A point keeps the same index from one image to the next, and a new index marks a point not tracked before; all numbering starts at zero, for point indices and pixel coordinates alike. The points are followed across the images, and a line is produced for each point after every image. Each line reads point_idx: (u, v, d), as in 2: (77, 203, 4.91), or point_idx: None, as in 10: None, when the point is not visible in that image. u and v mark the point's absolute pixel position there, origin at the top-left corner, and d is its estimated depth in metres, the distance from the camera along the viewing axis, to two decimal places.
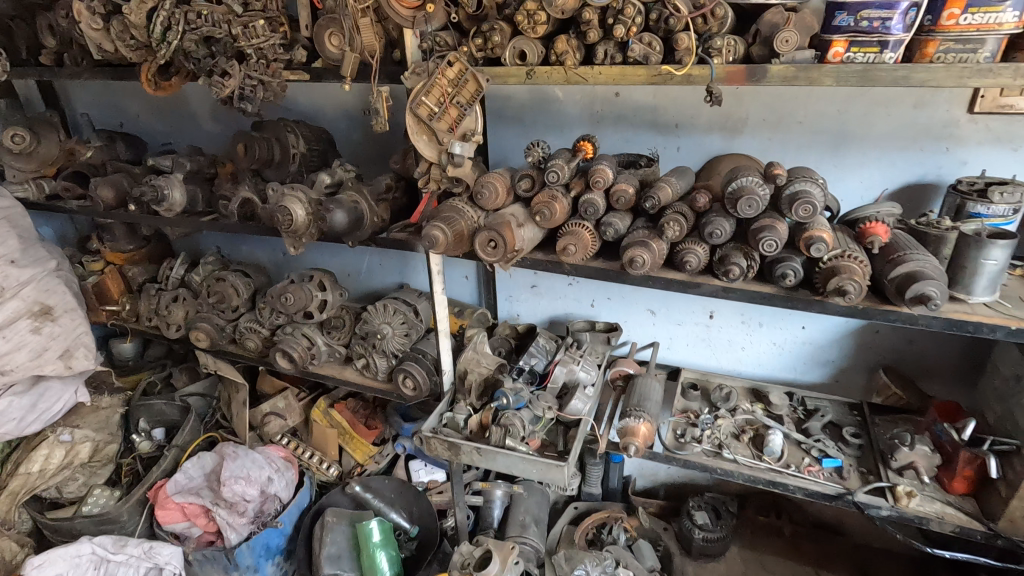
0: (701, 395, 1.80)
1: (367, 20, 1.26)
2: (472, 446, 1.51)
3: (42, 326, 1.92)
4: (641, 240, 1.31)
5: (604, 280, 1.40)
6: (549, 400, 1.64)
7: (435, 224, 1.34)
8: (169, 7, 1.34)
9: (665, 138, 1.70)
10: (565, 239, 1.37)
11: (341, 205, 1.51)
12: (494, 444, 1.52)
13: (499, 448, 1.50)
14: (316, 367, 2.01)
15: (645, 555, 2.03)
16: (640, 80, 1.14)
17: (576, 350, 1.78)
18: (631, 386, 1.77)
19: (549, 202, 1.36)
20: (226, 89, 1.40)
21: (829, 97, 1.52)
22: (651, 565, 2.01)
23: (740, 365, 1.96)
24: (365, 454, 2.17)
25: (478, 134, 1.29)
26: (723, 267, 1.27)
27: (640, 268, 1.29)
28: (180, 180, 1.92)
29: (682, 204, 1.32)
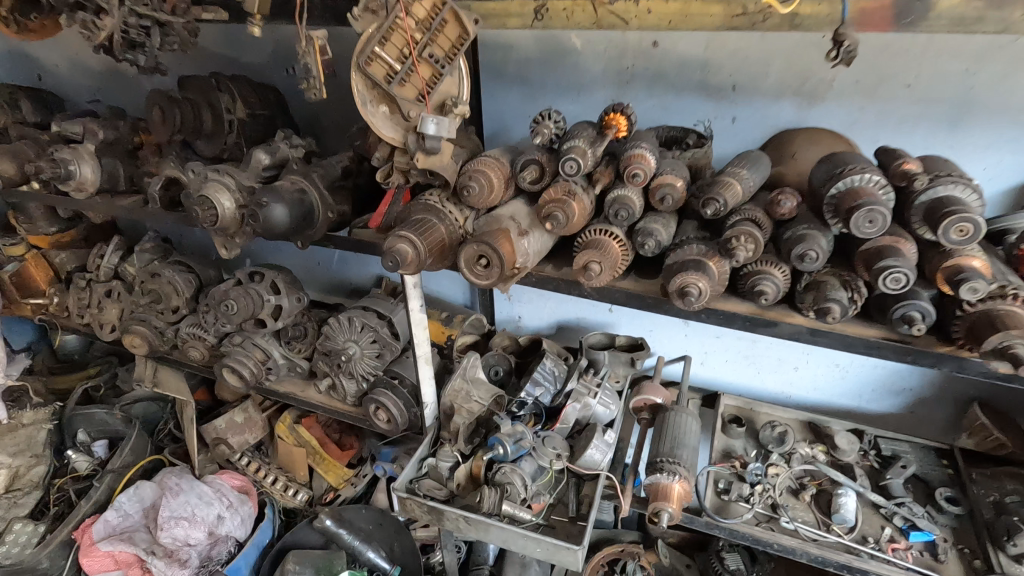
0: (746, 432, 1.45)
1: None
2: (457, 513, 1.17)
3: None
4: (694, 259, 0.92)
5: (637, 308, 1.02)
6: (558, 446, 1.29)
7: (402, 233, 0.95)
8: None
9: (717, 105, 1.28)
10: (586, 254, 0.97)
11: (280, 197, 1.12)
12: (485, 511, 1.18)
13: (493, 518, 1.17)
14: (275, 382, 1.67)
15: None
16: (713, 22, 0.73)
17: (591, 377, 1.42)
18: (659, 421, 1.40)
19: (564, 201, 0.96)
20: (103, 33, 0.98)
21: (955, 50, 1.08)
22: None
23: (790, 388, 1.60)
24: (339, 478, 1.84)
25: (462, 103, 0.90)
26: (814, 302, 0.88)
27: (694, 301, 0.91)
28: (92, 152, 1.52)
29: (755, 207, 0.92)
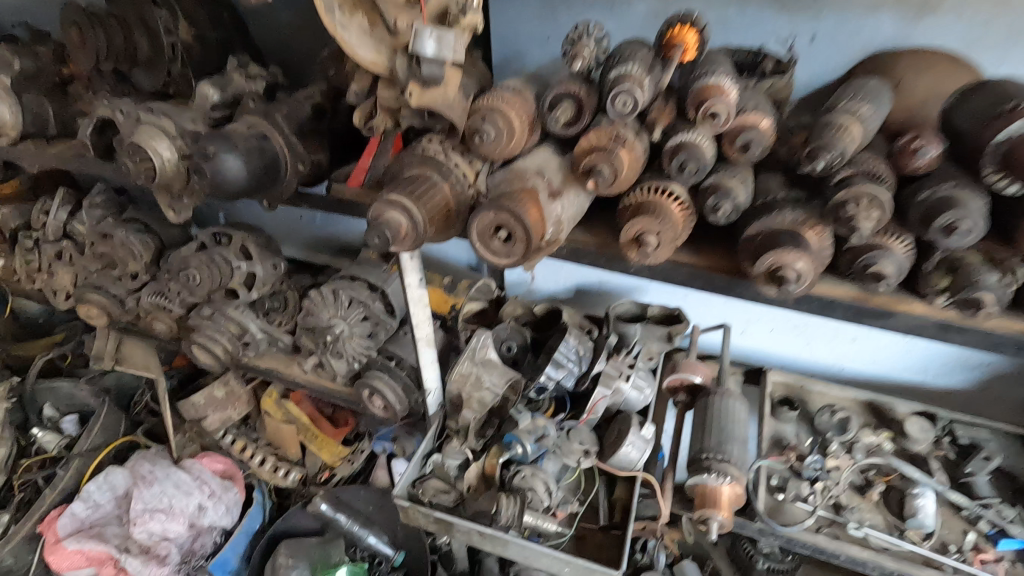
0: (799, 417, 1.26)
1: None
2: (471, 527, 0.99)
3: None
4: (787, 230, 0.69)
5: (700, 289, 0.80)
6: (586, 440, 1.10)
7: (393, 196, 0.70)
8: None
9: (795, 18, 0.99)
10: (638, 221, 0.73)
11: (232, 146, 0.86)
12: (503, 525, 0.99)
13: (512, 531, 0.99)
14: (255, 358, 1.46)
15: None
16: None
17: (621, 356, 1.21)
18: (701, 407, 1.20)
19: (611, 150, 0.72)
20: None
21: None
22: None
23: (845, 361, 1.39)
24: (334, 456, 1.68)
25: (470, 9, 0.63)
26: (949, 289, 0.66)
27: (791, 287, 0.68)
28: (7, 87, 1.22)
29: (873, 157, 0.68)
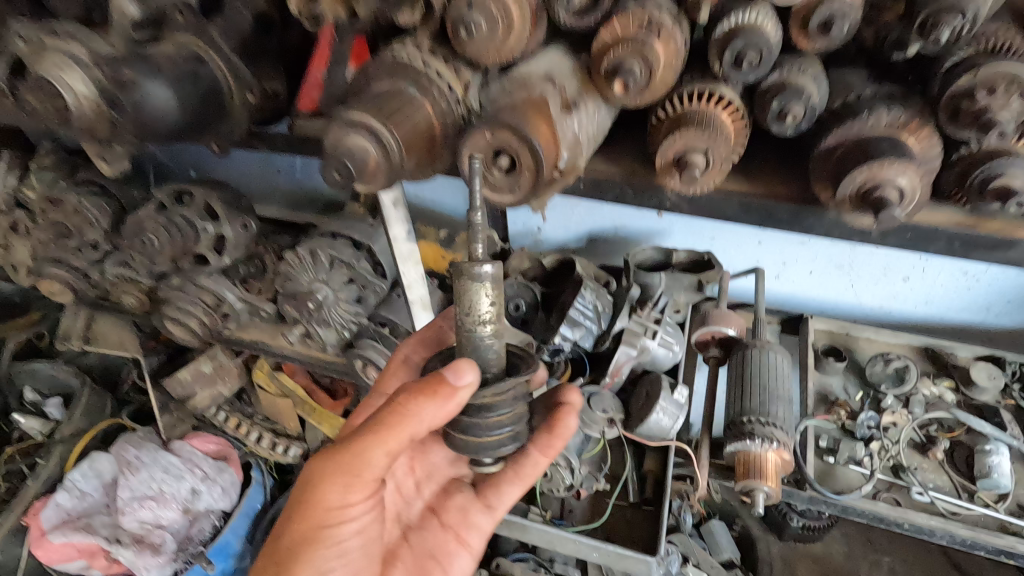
0: (850, 367, 1.11)
1: None
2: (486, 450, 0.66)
3: None
4: (884, 138, 0.51)
5: (754, 225, 0.63)
6: (610, 406, 0.96)
7: (359, 116, 0.53)
8: None
9: None
10: (681, 137, 0.56)
11: (158, 73, 0.67)
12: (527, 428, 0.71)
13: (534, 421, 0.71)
14: (238, 332, 1.32)
15: (720, 543, 1.42)
16: None
17: (647, 309, 1.05)
18: (739, 367, 1.03)
19: (641, 42, 0.53)
20: None
21: None
22: (727, 560, 1.40)
23: (892, 303, 1.24)
24: (335, 429, 1.55)
25: None
26: None
27: (892, 213, 0.50)
28: None
29: (1005, 26, 0.50)
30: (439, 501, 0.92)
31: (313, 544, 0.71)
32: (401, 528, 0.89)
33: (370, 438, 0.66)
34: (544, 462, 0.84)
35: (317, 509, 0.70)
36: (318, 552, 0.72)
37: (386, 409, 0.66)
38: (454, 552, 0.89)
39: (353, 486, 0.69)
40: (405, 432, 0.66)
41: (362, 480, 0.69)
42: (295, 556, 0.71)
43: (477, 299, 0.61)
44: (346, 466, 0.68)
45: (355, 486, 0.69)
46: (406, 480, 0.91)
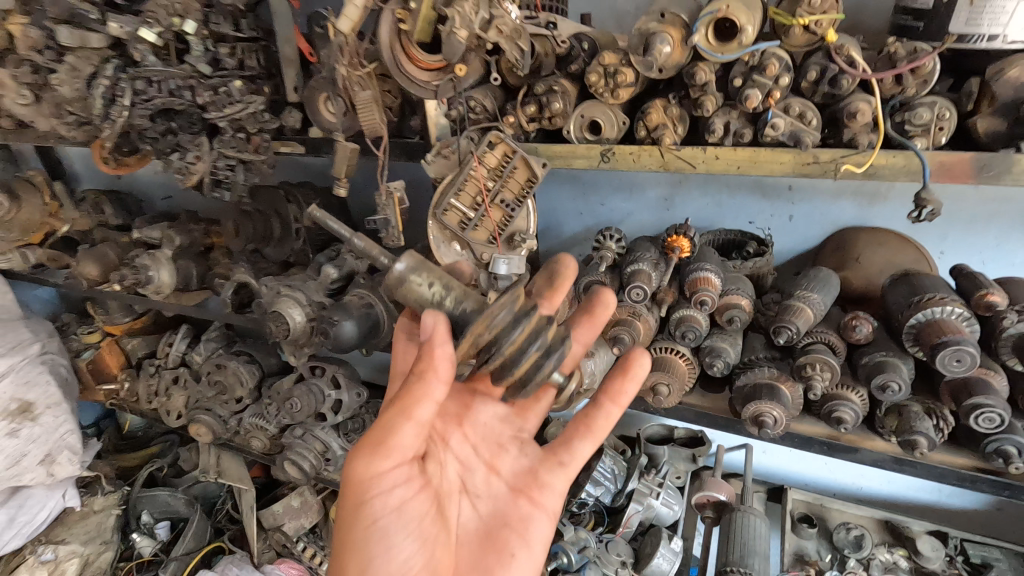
0: (820, 533, 1.39)
1: (370, 93, 0.85)
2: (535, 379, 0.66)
3: (19, 428, 1.67)
4: (766, 383, 0.91)
5: (706, 425, 1.01)
6: (622, 551, 1.26)
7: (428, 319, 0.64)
8: (111, 73, 0.98)
9: (773, 205, 1.27)
10: (653, 375, 0.97)
11: (350, 313, 1.15)
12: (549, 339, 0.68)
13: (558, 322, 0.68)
14: (333, 473, 1.68)
15: None
16: (781, 168, 0.75)
17: (653, 475, 1.38)
18: (726, 526, 1.33)
19: (629, 323, 0.97)
20: (192, 177, 1.04)
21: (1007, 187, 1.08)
22: None
23: (861, 480, 1.52)
24: None
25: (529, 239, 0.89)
26: (898, 432, 0.85)
27: (769, 430, 0.89)
28: (168, 257, 1.61)
29: (828, 329, 0.91)
30: (504, 472, 0.87)
31: (355, 520, 0.70)
32: (471, 500, 0.84)
33: (389, 406, 0.65)
34: (617, 413, 0.84)
35: (349, 489, 0.69)
36: (364, 535, 0.70)
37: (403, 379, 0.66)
38: (530, 518, 0.82)
39: (378, 456, 0.66)
40: (418, 402, 0.64)
41: (387, 449, 0.66)
42: (344, 542, 0.71)
43: (416, 284, 0.69)
44: (375, 439, 0.65)
45: (383, 455, 0.66)
46: (463, 448, 0.87)
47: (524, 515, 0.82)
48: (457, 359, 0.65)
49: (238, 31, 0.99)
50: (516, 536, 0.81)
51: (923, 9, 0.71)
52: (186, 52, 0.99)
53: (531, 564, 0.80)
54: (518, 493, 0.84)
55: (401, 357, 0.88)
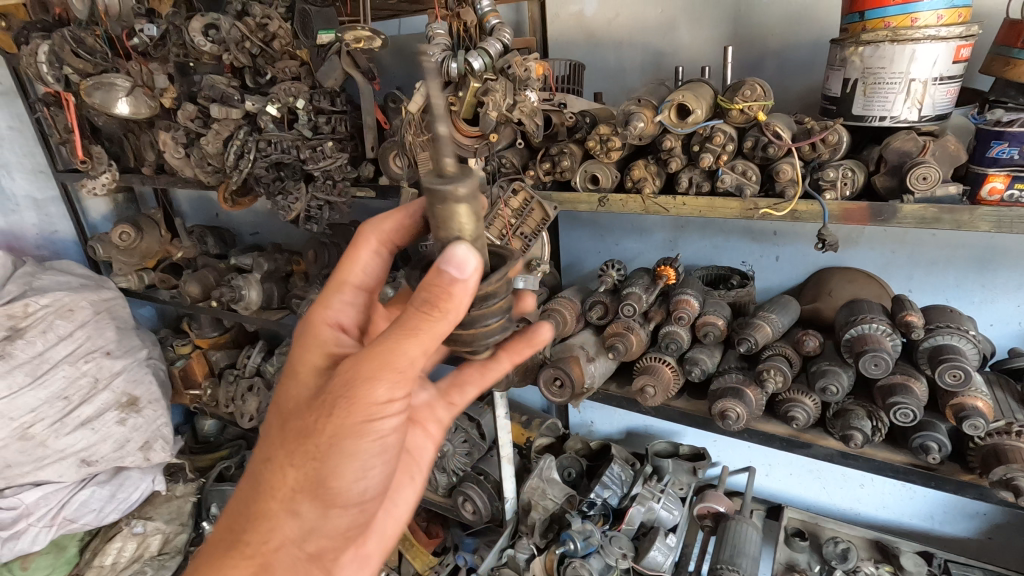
0: (811, 547, 1.52)
1: (427, 153, 1.14)
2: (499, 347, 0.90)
3: (127, 417, 2.04)
4: (734, 386, 1.11)
5: (688, 425, 1.21)
6: (624, 546, 1.43)
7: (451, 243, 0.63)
8: (242, 136, 1.34)
9: (762, 247, 1.49)
10: (642, 378, 1.18)
11: None
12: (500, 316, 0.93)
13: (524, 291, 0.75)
14: None
15: None
16: (732, 213, 0.99)
17: (655, 483, 1.55)
18: (720, 531, 1.49)
19: (623, 335, 1.20)
20: (292, 213, 1.37)
21: (957, 234, 1.26)
22: None
23: (858, 505, 1.63)
24: (425, 564, 1.97)
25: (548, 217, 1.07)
26: (840, 428, 1.03)
27: (734, 424, 1.09)
28: (258, 279, 1.96)
29: (785, 344, 1.12)
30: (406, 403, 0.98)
31: (355, 439, 0.67)
32: None
33: (410, 333, 0.65)
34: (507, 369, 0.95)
35: (360, 406, 0.66)
36: (346, 463, 0.68)
37: (426, 306, 0.64)
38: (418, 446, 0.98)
39: (388, 387, 0.67)
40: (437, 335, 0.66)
41: (398, 378, 0.67)
42: (333, 457, 0.67)
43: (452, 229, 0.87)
44: (388, 366, 0.66)
45: (402, 382, 0.67)
46: None
47: (420, 445, 0.98)
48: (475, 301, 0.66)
49: (333, 105, 1.31)
50: (411, 459, 0.96)
51: (835, 95, 0.95)
52: (294, 121, 1.34)
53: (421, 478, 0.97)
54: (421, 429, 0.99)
55: (360, 269, 0.90)
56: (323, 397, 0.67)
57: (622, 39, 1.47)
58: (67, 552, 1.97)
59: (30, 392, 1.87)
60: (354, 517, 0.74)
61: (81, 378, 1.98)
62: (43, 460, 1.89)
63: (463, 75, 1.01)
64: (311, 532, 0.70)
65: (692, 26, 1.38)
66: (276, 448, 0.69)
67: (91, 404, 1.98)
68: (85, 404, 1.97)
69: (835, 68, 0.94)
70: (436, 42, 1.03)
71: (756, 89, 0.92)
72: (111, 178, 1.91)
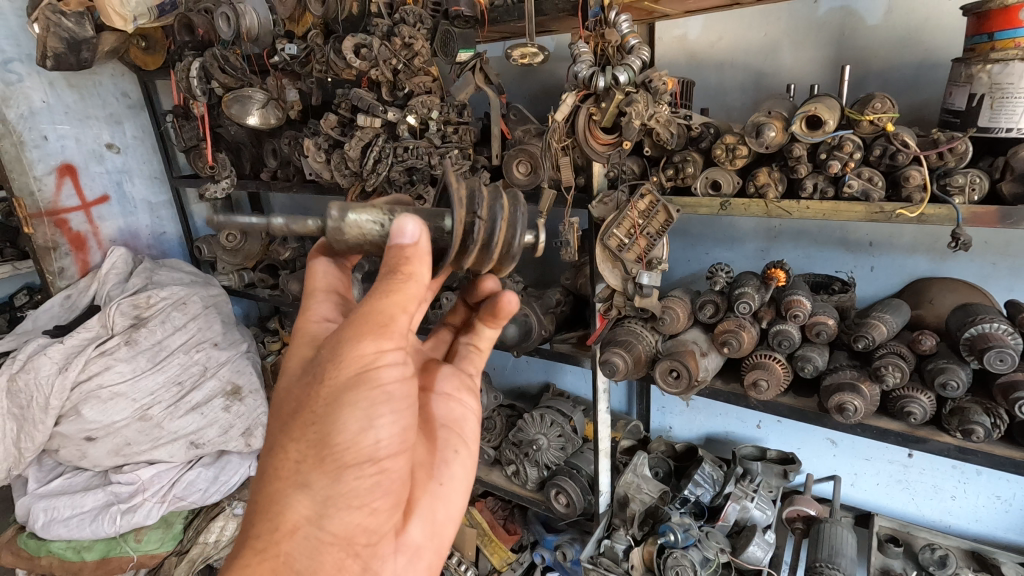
0: (905, 554, 1.55)
1: (565, 158, 1.26)
2: (513, 240, 0.85)
3: (231, 404, 2.19)
4: (849, 382, 1.17)
5: (797, 419, 1.27)
6: (721, 541, 1.48)
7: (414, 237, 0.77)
8: (381, 143, 1.49)
9: (857, 257, 1.55)
10: (755, 372, 1.27)
11: (512, 318, 1.50)
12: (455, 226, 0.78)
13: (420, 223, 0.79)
14: None
15: None
16: (857, 216, 1.06)
17: (748, 483, 1.60)
18: (815, 534, 1.53)
19: (736, 332, 1.28)
20: None
21: None
22: None
23: (949, 517, 1.65)
24: (503, 560, 2.06)
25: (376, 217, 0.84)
26: (959, 423, 1.08)
27: (850, 415, 1.15)
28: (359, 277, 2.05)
29: (900, 344, 1.18)
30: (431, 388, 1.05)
31: (356, 394, 0.76)
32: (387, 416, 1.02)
33: (383, 295, 0.76)
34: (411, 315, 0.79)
35: (347, 362, 0.76)
36: (327, 419, 0.76)
37: (379, 278, 0.77)
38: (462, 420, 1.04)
39: (372, 338, 0.76)
40: (404, 292, 0.77)
41: (379, 330, 0.77)
42: (326, 419, 0.76)
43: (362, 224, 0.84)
44: (369, 321, 0.76)
45: (377, 339, 0.77)
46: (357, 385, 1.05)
47: (457, 414, 1.04)
48: (433, 262, 0.80)
49: (460, 117, 1.46)
50: (454, 432, 1.02)
51: (959, 109, 1.03)
52: (426, 131, 1.47)
53: (466, 451, 1.02)
54: (444, 394, 1.05)
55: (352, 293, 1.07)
56: (311, 370, 0.79)
57: (724, 61, 1.57)
58: (173, 528, 2.06)
59: (151, 376, 2.05)
60: (372, 478, 0.79)
61: (193, 365, 2.15)
62: (158, 440, 2.05)
63: (608, 88, 1.13)
64: (328, 506, 0.76)
65: (794, 49, 1.47)
66: (282, 426, 0.79)
67: (201, 391, 2.14)
68: (195, 390, 2.13)
69: (959, 84, 1.02)
70: (581, 59, 1.15)
71: (886, 102, 1.01)
72: (230, 183, 2.08)
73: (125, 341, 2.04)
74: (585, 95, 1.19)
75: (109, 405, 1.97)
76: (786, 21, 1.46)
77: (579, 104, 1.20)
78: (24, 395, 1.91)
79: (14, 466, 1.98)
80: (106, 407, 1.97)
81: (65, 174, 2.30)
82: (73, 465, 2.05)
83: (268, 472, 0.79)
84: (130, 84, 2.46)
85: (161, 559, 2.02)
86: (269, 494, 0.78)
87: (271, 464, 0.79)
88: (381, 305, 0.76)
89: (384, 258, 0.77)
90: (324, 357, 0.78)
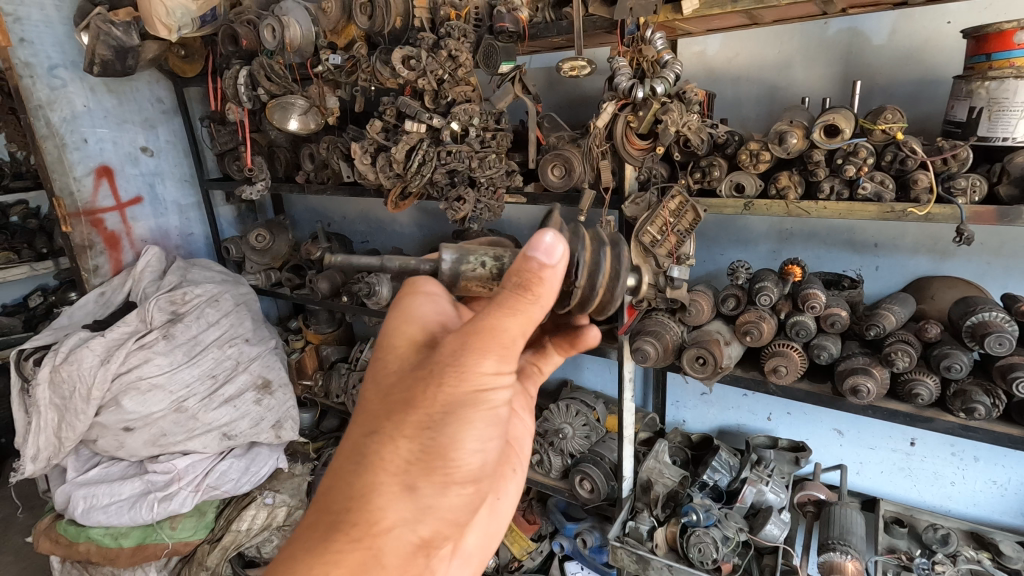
0: (909, 533, 1.68)
1: (604, 161, 1.38)
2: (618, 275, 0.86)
3: (262, 398, 2.27)
4: (862, 367, 1.28)
5: (813, 403, 1.38)
6: (739, 522, 1.59)
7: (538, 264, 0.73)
8: (425, 146, 1.60)
9: (863, 257, 1.67)
10: (774, 359, 1.38)
11: None
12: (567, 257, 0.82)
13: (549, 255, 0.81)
14: None
15: None
16: (870, 215, 1.17)
17: (762, 468, 1.70)
18: (827, 516, 1.62)
19: (757, 322, 1.38)
20: (460, 213, 1.62)
21: None
22: None
23: (949, 502, 1.76)
24: (522, 548, 2.13)
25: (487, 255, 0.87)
26: (962, 403, 1.19)
27: (863, 397, 1.26)
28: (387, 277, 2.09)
29: (907, 333, 1.29)
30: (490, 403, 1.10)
31: (473, 411, 0.71)
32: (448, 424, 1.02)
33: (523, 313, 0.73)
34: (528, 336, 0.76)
35: (468, 376, 0.71)
36: (439, 429, 0.71)
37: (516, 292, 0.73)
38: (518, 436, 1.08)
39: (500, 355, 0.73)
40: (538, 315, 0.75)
41: (507, 348, 0.73)
42: (446, 426, 0.71)
43: (471, 274, 0.87)
44: (497, 338, 0.72)
45: (504, 357, 0.73)
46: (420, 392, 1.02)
47: (517, 430, 1.09)
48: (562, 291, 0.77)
49: (498, 125, 1.58)
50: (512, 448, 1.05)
51: (961, 120, 1.15)
52: (466, 136, 1.58)
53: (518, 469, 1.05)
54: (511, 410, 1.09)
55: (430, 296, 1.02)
56: (425, 370, 0.72)
57: (740, 75, 1.70)
58: (206, 517, 2.13)
59: (187, 369, 2.13)
60: (466, 494, 0.75)
61: (226, 359, 2.24)
62: (193, 431, 2.13)
63: (646, 98, 1.26)
64: (426, 513, 0.72)
65: (806, 65, 1.60)
66: (381, 421, 0.72)
67: (233, 384, 2.22)
68: (228, 383, 2.21)
69: (960, 99, 1.15)
70: (621, 71, 1.26)
71: (897, 114, 1.13)
72: (266, 185, 2.17)
73: (163, 335, 2.12)
74: (623, 104, 1.31)
75: (147, 396, 2.04)
76: (798, 40, 1.60)
77: (617, 113, 1.32)
78: (67, 385, 1.99)
79: (53, 455, 2.05)
80: (145, 398, 2.03)
81: (102, 175, 2.39)
82: (110, 455, 2.12)
83: (356, 466, 0.71)
84: (164, 90, 2.55)
85: (194, 546, 2.09)
86: (356, 491, 0.70)
87: (359, 459, 0.71)
88: (511, 321, 0.73)
89: (515, 269, 0.73)
90: (441, 359, 0.72)
